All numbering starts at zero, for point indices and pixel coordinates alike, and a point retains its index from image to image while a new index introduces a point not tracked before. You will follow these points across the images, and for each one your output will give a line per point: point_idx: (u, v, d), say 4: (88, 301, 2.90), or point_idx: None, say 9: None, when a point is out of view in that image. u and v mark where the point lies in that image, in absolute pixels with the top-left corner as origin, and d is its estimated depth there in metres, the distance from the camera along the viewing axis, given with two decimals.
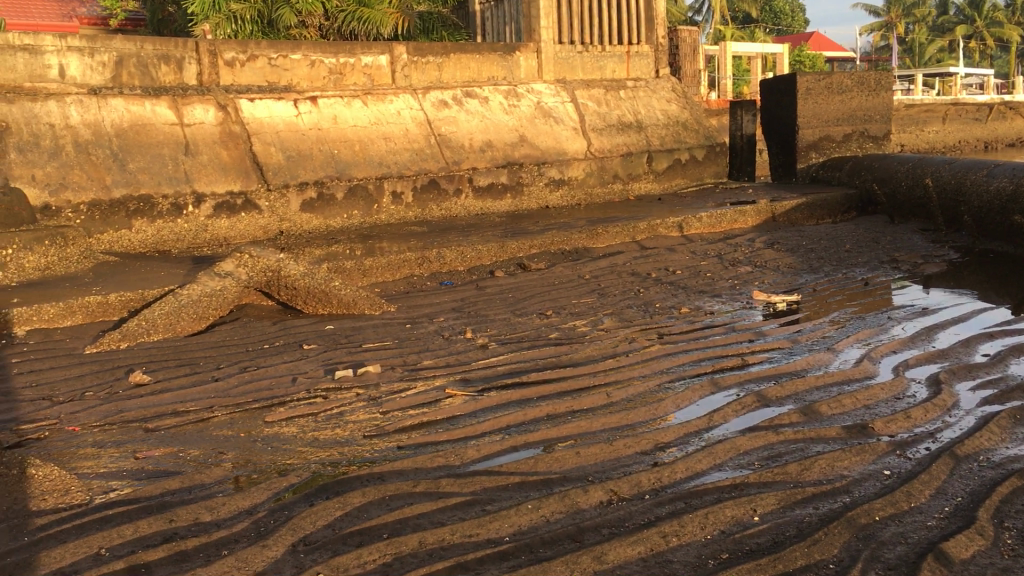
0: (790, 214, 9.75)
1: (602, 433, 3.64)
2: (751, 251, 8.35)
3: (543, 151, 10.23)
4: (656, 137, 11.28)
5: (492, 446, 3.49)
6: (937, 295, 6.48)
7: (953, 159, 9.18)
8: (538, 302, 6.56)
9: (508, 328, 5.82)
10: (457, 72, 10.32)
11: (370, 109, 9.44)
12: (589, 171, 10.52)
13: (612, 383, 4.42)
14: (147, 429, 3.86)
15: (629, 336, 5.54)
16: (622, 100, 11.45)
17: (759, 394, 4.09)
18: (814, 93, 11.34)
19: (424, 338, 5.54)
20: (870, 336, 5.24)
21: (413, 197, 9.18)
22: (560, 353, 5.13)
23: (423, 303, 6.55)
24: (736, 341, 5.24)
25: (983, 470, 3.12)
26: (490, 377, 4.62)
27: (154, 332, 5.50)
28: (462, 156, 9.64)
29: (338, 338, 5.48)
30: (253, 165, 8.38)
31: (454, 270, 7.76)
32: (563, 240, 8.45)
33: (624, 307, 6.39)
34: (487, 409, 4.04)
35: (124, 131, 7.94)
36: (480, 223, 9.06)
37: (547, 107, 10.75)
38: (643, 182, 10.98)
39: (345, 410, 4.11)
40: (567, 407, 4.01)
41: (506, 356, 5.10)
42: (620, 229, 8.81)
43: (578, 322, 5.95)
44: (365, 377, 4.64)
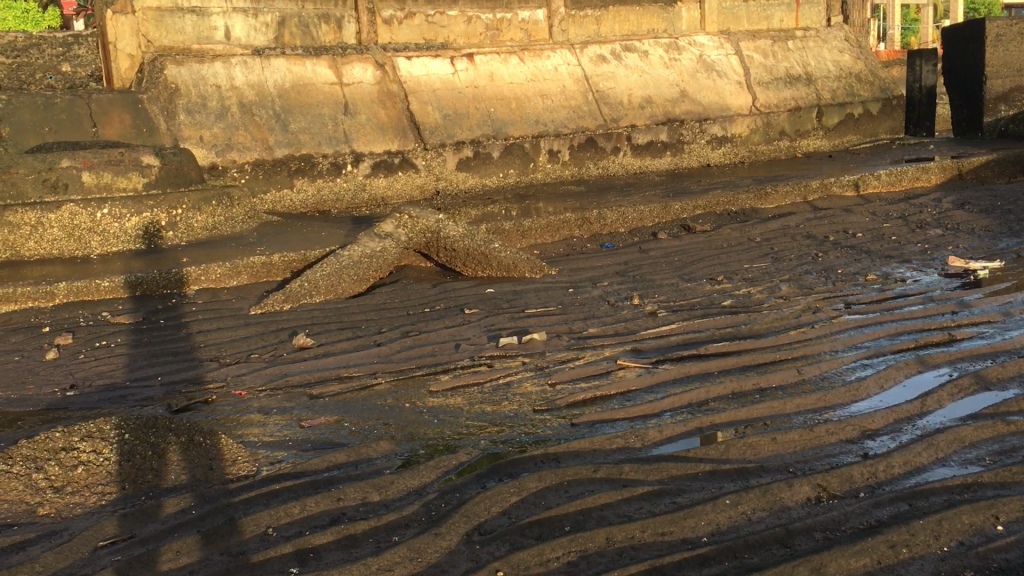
0: (980, 172, 8.90)
1: (797, 417, 3.27)
2: (939, 213, 7.64)
3: (706, 106, 9.70)
4: (827, 90, 10.54)
5: (676, 427, 3.18)
6: None
7: None
8: (708, 267, 6.16)
9: (678, 294, 5.46)
10: (615, 25, 9.89)
11: (527, 65, 9.16)
12: (755, 128, 9.91)
13: (801, 358, 4.02)
14: (313, 395, 3.75)
15: (812, 305, 5.08)
16: (790, 51, 10.73)
17: (977, 375, 3.60)
18: (1006, 40, 10.31)
19: (588, 303, 5.26)
20: None
21: (570, 156, 8.87)
22: (738, 322, 4.74)
23: (585, 266, 6.26)
24: (936, 313, 4.72)
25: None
26: (664, 348, 4.30)
27: (316, 293, 5.43)
28: (621, 112, 9.24)
29: (499, 302, 5.27)
30: (410, 124, 8.27)
31: (615, 232, 7.41)
32: (729, 200, 7.96)
33: (803, 273, 5.90)
34: (665, 384, 3.72)
35: (286, 91, 7.96)
36: (639, 182, 8.67)
37: (710, 60, 10.17)
38: (812, 138, 10.27)
39: (512, 381, 3.89)
40: (754, 384, 3.64)
41: (678, 325, 4.76)
42: (791, 188, 8.24)
43: (752, 289, 5.53)
44: (530, 344, 4.40)
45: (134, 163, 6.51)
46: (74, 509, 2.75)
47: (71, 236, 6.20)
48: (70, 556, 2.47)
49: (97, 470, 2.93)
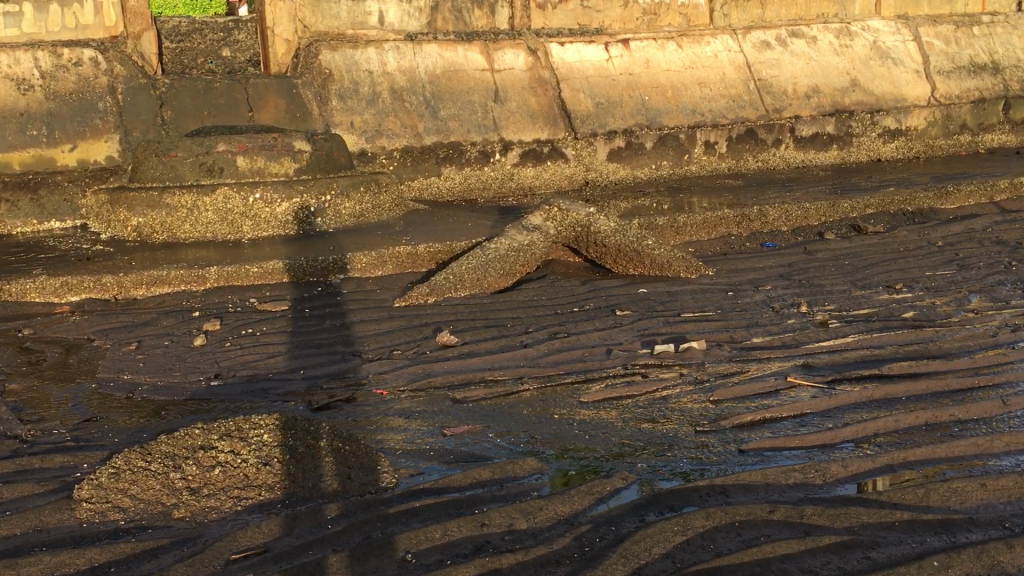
0: None
1: (1007, 458, 2.81)
2: None
3: (878, 97, 9.00)
4: (1015, 80, 9.63)
5: (862, 463, 2.78)
6: None
7: None
8: (883, 272, 5.62)
9: (851, 302, 4.98)
10: (782, 9, 9.27)
11: (685, 51, 8.72)
12: (932, 120, 9.15)
13: (1003, 386, 3.51)
14: (456, 400, 3.54)
15: (1009, 322, 4.52)
16: (975, 38, 9.85)
17: None
18: None
19: (751, 308, 4.86)
20: None
21: (728, 148, 8.40)
22: (923, 339, 4.24)
23: (745, 267, 5.84)
24: None
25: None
26: (839, 365, 3.87)
27: (462, 287, 5.24)
28: (785, 102, 8.68)
29: (653, 304, 4.93)
30: (561, 112, 7.99)
31: (777, 230, 6.92)
32: (905, 200, 7.32)
33: (994, 284, 5.30)
34: (844, 409, 3.31)
35: (437, 78, 7.83)
36: (803, 178, 8.12)
37: (885, 48, 9.44)
38: (997, 133, 9.39)
39: (669, 395, 3.56)
40: (950, 414, 3.19)
41: (854, 338, 4.30)
42: (975, 187, 7.52)
43: (937, 300, 4.98)
44: (688, 354, 4.05)
45: (286, 147, 6.49)
46: (209, 514, 2.61)
47: (225, 220, 6.22)
48: (200, 569, 2.34)
49: (234, 473, 2.79)
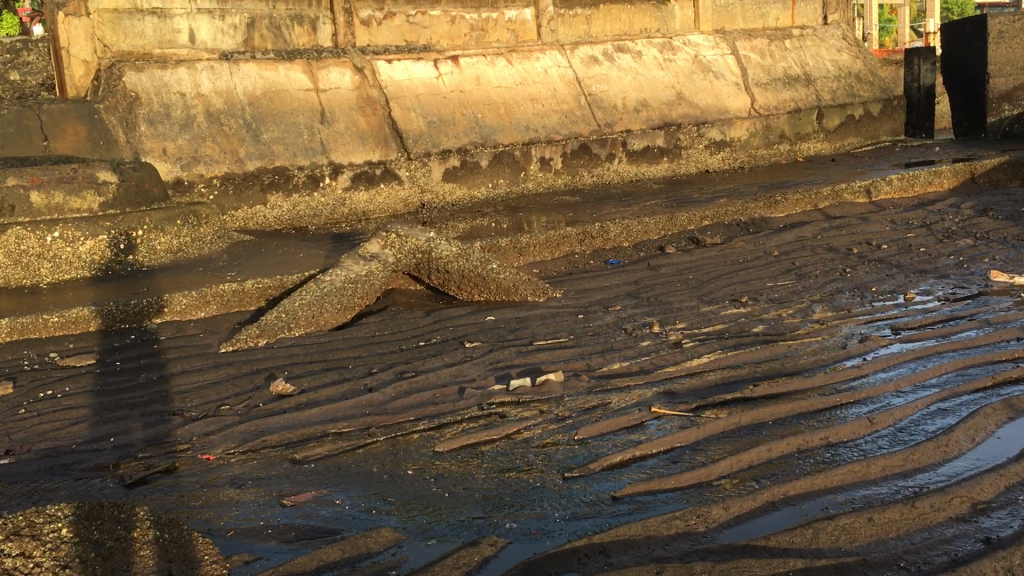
0: (991, 175, 8.45)
1: (886, 485, 2.68)
2: (962, 220, 7.14)
3: (703, 109, 9.14)
4: (826, 91, 10.02)
5: (744, 502, 2.59)
6: None
7: None
8: (727, 286, 5.58)
9: (701, 319, 4.89)
10: (607, 25, 9.30)
11: (515, 67, 8.57)
12: (754, 131, 9.37)
13: (866, 402, 3.44)
14: (294, 461, 3.14)
15: (854, 332, 4.52)
16: (787, 50, 10.20)
17: None
18: (1008, 37, 9.90)
19: (602, 332, 4.67)
20: None
21: (563, 164, 8.29)
22: (777, 355, 4.15)
23: (592, 287, 5.68)
24: (997, 341, 4.17)
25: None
26: (700, 390, 3.72)
27: (295, 326, 4.80)
28: (615, 117, 8.66)
29: (502, 333, 4.67)
30: (392, 132, 7.65)
31: (618, 247, 6.82)
32: (738, 210, 7.40)
33: (834, 292, 5.34)
34: (714, 439, 3.14)
35: (258, 99, 7.33)
36: (637, 191, 8.10)
37: (706, 61, 9.62)
38: (812, 141, 9.75)
39: (530, 436, 3.29)
40: (821, 438, 3.06)
41: (709, 359, 4.17)
42: (801, 195, 7.68)
43: (783, 312, 4.96)
44: (545, 388, 3.80)
45: (88, 179, 5.84)
46: None
47: (18, 263, 5.49)
48: None
49: None
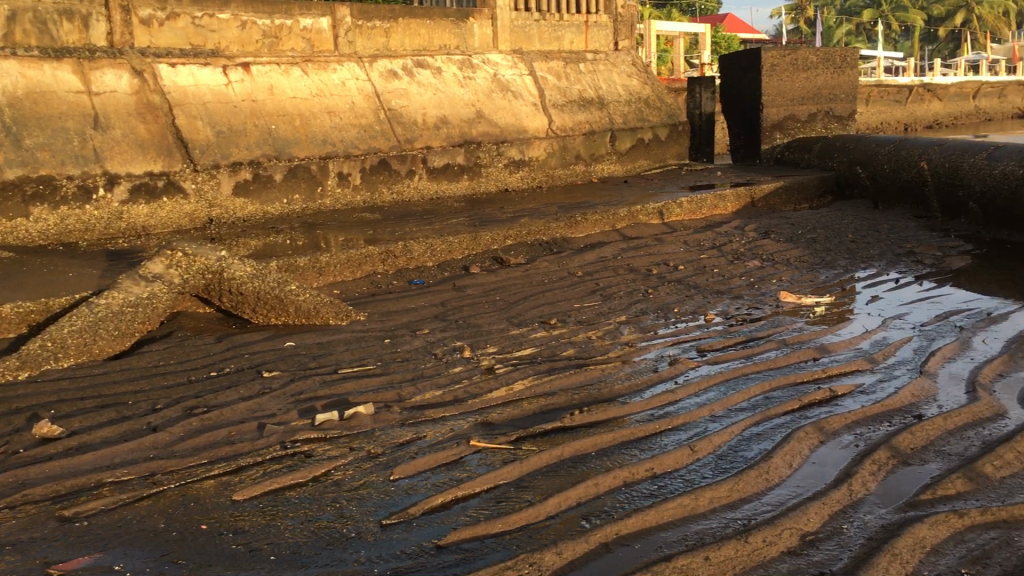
0: (769, 199, 8.97)
1: (715, 518, 2.65)
2: (748, 242, 7.48)
3: (502, 129, 9.11)
4: (618, 114, 10.24)
5: (576, 547, 2.49)
6: (968, 296, 5.72)
7: (942, 142, 8.63)
8: (535, 308, 5.50)
9: (512, 343, 4.76)
10: (406, 38, 9.09)
11: (310, 78, 8.18)
12: (551, 151, 9.44)
13: (684, 428, 3.43)
14: (64, 519, 2.71)
15: (662, 355, 4.54)
16: (582, 74, 10.39)
17: (890, 445, 3.13)
18: (780, 70, 10.52)
19: (411, 358, 4.45)
20: (958, 352, 4.32)
21: (361, 179, 7.99)
22: (591, 380, 4.09)
23: (397, 308, 5.45)
24: (797, 362, 4.31)
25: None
26: (518, 420, 3.58)
27: (65, 356, 4.25)
28: (415, 133, 8.47)
29: (304, 361, 4.34)
30: (176, 142, 7.08)
31: (422, 267, 6.61)
32: (540, 229, 7.39)
33: (638, 314, 5.38)
34: (538, 474, 3.00)
35: (19, 100, 6.54)
36: (438, 210, 7.93)
37: (505, 81, 9.61)
38: (606, 163, 9.96)
39: (341, 477, 3.01)
40: (646, 470, 3.01)
41: (524, 384, 4.05)
42: (599, 215, 7.78)
43: (592, 334, 4.94)
44: (354, 421, 3.53)
45: None
46: None
47: None
48: None
49: None
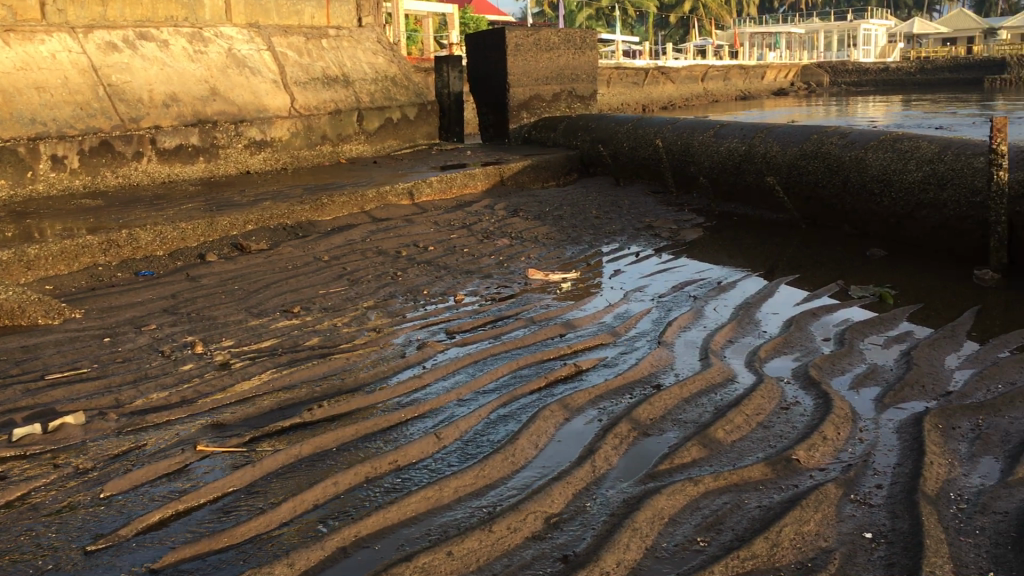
0: (517, 178, 9.07)
1: (459, 509, 2.53)
2: (497, 220, 7.50)
3: (240, 107, 8.59)
4: (364, 93, 9.97)
5: (310, 555, 2.28)
6: (701, 266, 6.00)
7: (674, 120, 9.04)
8: (277, 296, 5.19)
9: (250, 335, 4.44)
10: (127, 9, 8.36)
11: (13, 49, 7.29)
12: (295, 131, 9.03)
13: (430, 416, 3.30)
14: None
15: (409, 339, 4.39)
16: (324, 50, 10.01)
17: (631, 418, 3.15)
18: (523, 50, 10.62)
19: (135, 357, 4.03)
20: (692, 321, 4.49)
21: (81, 162, 7.24)
22: (335, 370, 3.88)
23: (120, 303, 4.95)
24: (543, 339, 4.30)
25: (992, 502, 2.41)
26: (254, 419, 3.31)
27: None
28: (141, 111, 7.80)
29: (3, 368, 3.81)
30: None
31: (152, 256, 6.08)
32: (284, 213, 7.02)
33: (386, 297, 5.21)
34: (272, 478, 2.76)
35: None
36: (171, 194, 7.35)
37: (240, 56, 9.07)
38: (354, 143, 9.67)
39: (40, 501, 2.62)
40: (389, 462, 2.86)
41: (262, 379, 3.77)
42: (347, 196, 7.52)
43: (337, 321, 4.71)
44: (61, 434, 3.11)
45: None
46: None
47: None
48: None
49: None
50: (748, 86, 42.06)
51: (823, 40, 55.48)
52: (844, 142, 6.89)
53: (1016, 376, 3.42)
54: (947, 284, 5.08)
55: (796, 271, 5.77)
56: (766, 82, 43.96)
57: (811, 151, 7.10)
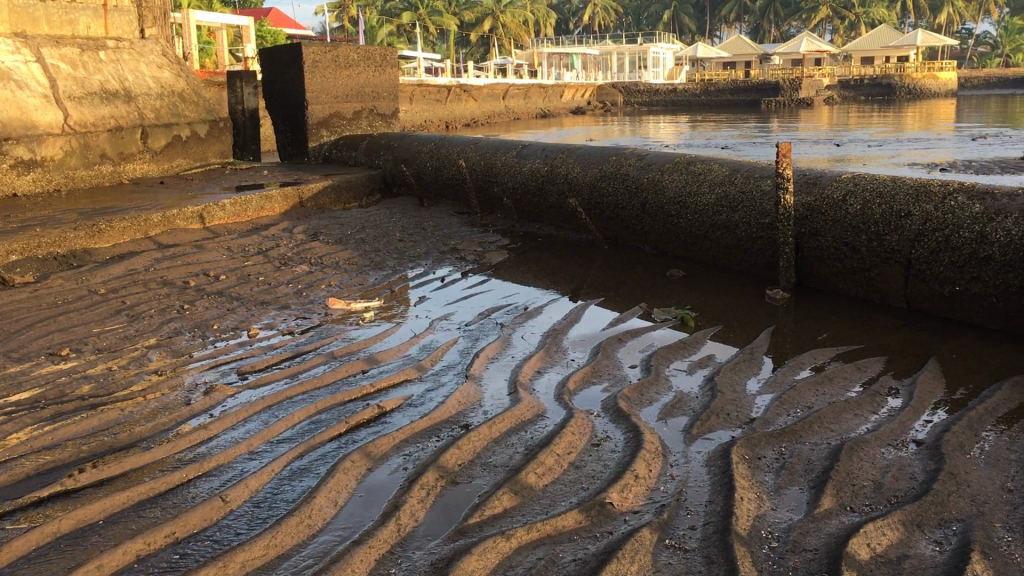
0: (317, 199, 8.71)
1: None
2: (296, 245, 7.13)
3: (5, 124, 7.71)
4: (149, 108, 9.29)
5: None
6: (508, 290, 5.91)
7: (477, 141, 8.98)
8: (44, 337, 4.63)
9: (8, 385, 3.90)
10: None
11: None
12: (69, 150, 8.25)
13: (216, 473, 2.98)
14: None
15: (196, 382, 4.01)
16: (101, 62, 9.21)
17: (438, 465, 2.95)
18: (321, 67, 10.20)
19: None
20: (500, 352, 4.35)
21: None
22: (110, 424, 3.46)
23: None
24: (344, 377, 4.04)
25: (802, 539, 2.38)
26: (6, 489, 2.87)
27: None
28: None
29: None
30: None
31: None
32: (54, 241, 6.35)
33: (171, 334, 4.77)
34: (22, 566, 2.37)
35: None
36: None
37: (4, 68, 8.09)
38: (137, 162, 8.99)
39: None
40: (166, 535, 2.53)
41: (20, 437, 3.30)
42: (129, 221, 6.92)
43: (114, 364, 4.24)
44: None
45: None
46: None
47: None
48: None
49: None
50: (548, 105, 43.22)
51: (616, 60, 57.85)
52: (641, 164, 7.01)
53: (814, 399, 3.48)
54: (743, 304, 5.23)
55: (602, 292, 5.79)
56: (564, 100, 45.32)
57: (611, 173, 7.19)
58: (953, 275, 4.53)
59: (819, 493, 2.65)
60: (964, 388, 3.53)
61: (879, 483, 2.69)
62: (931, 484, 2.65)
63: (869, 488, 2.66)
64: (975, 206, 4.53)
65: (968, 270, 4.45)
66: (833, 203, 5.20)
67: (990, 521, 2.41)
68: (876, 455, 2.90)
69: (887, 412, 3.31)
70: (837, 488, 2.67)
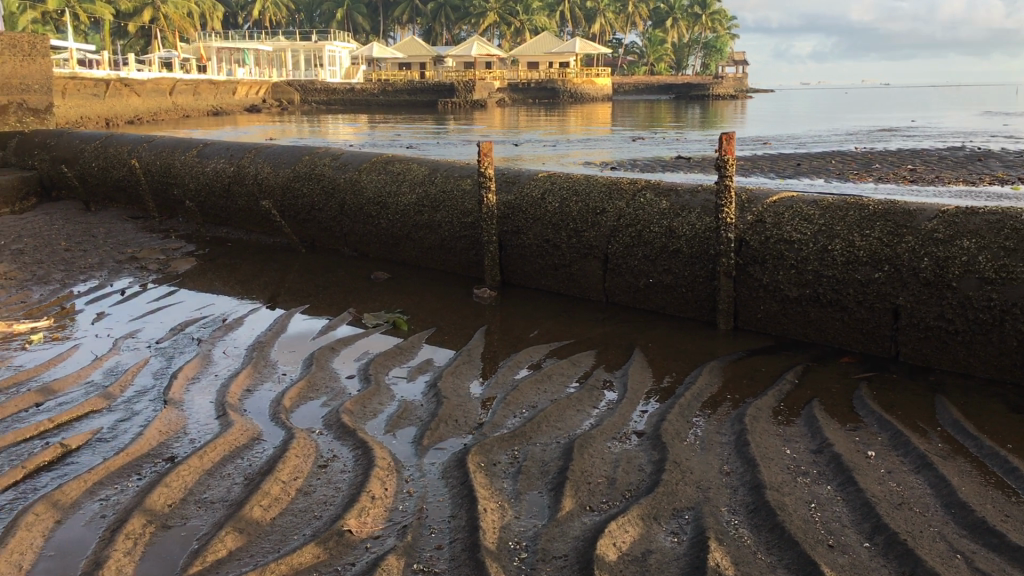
0: None
1: None
2: None
3: None
4: None
5: None
6: (201, 301, 5.45)
7: (152, 140, 8.28)
8: None
9: None
10: None
11: None
12: None
13: None
14: None
15: None
16: None
17: (145, 509, 2.59)
18: None
19: None
20: (200, 371, 3.97)
21: None
22: None
23: None
24: (13, 413, 3.46)
25: (551, 545, 2.35)
26: None
27: None
28: None
29: None
30: None
31: None
32: None
33: None
34: None
35: None
36: None
37: None
38: None
39: None
40: None
41: None
42: None
43: None
44: None
45: None
46: None
47: None
48: None
49: None
50: (222, 102, 41.33)
51: (291, 58, 56.58)
52: (337, 164, 6.79)
53: (536, 399, 3.50)
54: (451, 305, 5.21)
55: (304, 298, 5.52)
56: (239, 97, 43.57)
57: (304, 173, 6.90)
58: (646, 268, 4.81)
59: (559, 496, 2.64)
60: (669, 377, 3.74)
61: (613, 480, 2.74)
62: (659, 475, 2.74)
63: (605, 485, 2.70)
64: (662, 202, 4.84)
65: (658, 262, 4.75)
66: (533, 201, 5.33)
67: (718, 507, 2.52)
68: (604, 450, 2.96)
69: (605, 407, 3.40)
70: (575, 489, 2.67)
